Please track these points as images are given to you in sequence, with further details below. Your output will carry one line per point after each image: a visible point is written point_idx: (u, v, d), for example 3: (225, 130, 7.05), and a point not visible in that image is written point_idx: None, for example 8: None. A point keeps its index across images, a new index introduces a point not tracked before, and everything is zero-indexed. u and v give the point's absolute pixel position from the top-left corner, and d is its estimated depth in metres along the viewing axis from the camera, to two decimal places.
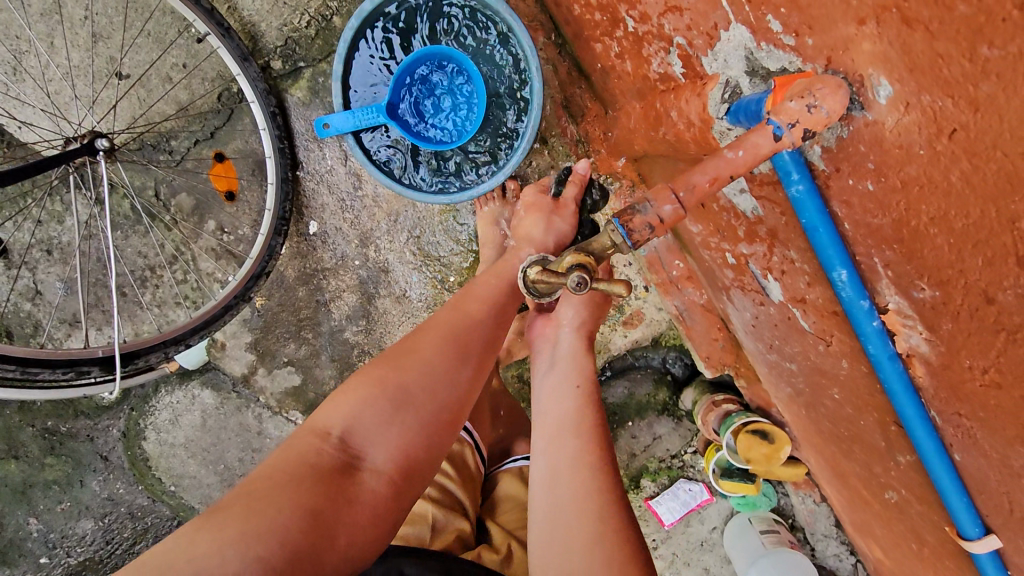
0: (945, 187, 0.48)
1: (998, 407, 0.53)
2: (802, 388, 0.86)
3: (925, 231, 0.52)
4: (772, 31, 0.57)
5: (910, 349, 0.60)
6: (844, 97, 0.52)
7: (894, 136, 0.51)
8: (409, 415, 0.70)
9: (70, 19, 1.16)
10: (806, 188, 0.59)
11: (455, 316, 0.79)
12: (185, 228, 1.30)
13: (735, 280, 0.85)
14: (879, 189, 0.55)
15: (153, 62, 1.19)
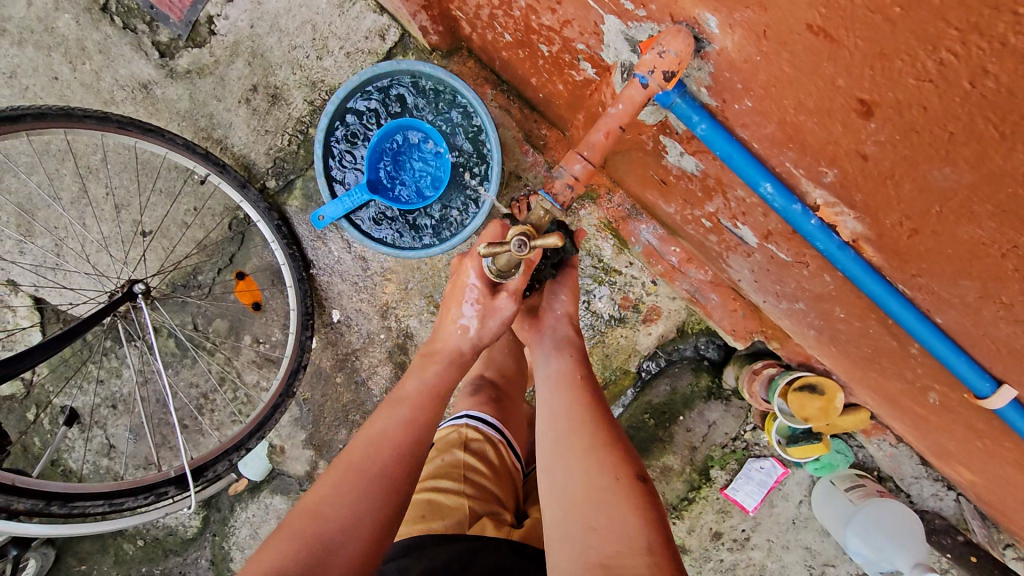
0: (788, 78, 0.55)
1: (929, 251, 0.57)
2: (818, 323, 0.88)
3: (798, 120, 0.58)
4: (628, 10, 0.63)
5: (854, 235, 0.63)
6: (685, 37, 0.58)
7: (738, 55, 0.57)
8: (334, 564, 0.65)
9: (95, 200, 1.35)
10: (709, 125, 0.65)
11: (375, 441, 0.75)
12: (225, 349, 1.42)
13: (721, 243, 0.90)
14: (755, 103, 0.61)
15: (168, 214, 1.35)
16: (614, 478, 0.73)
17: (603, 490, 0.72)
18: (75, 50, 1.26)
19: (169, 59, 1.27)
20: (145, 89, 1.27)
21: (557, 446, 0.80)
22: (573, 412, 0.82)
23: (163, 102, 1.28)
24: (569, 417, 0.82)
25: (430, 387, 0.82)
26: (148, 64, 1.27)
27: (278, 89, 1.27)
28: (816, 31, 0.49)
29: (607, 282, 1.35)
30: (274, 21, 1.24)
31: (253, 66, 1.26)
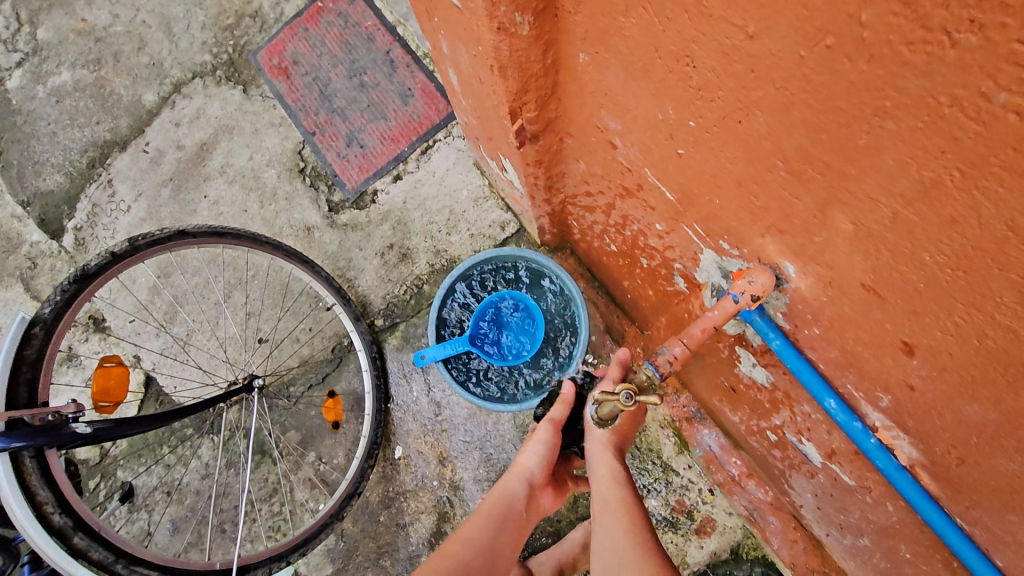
0: (847, 317, 0.59)
1: (983, 486, 0.56)
2: (882, 565, 0.86)
3: (858, 351, 0.60)
4: (724, 248, 0.68)
5: (911, 460, 0.63)
6: (771, 274, 0.63)
7: (811, 296, 0.61)
8: None
9: (234, 305, 1.60)
10: (783, 342, 0.68)
11: (443, 559, 0.82)
12: (288, 461, 1.50)
13: (784, 458, 0.95)
14: (823, 331, 0.64)
15: (287, 329, 1.57)
16: None
17: None
18: (268, 195, 1.63)
19: (334, 213, 1.59)
20: (307, 231, 1.59)
21: None
22: None
23: (318, 243, 1.58)
24: None
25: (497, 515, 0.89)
26: (317, 214, 1.60)
27: (409, 250, 1.54)
28: (869, 289, 0.54)
29: (663, 479, 1.33)
30: (422, 201, 1.56)
31: (396, 230, 1.56)
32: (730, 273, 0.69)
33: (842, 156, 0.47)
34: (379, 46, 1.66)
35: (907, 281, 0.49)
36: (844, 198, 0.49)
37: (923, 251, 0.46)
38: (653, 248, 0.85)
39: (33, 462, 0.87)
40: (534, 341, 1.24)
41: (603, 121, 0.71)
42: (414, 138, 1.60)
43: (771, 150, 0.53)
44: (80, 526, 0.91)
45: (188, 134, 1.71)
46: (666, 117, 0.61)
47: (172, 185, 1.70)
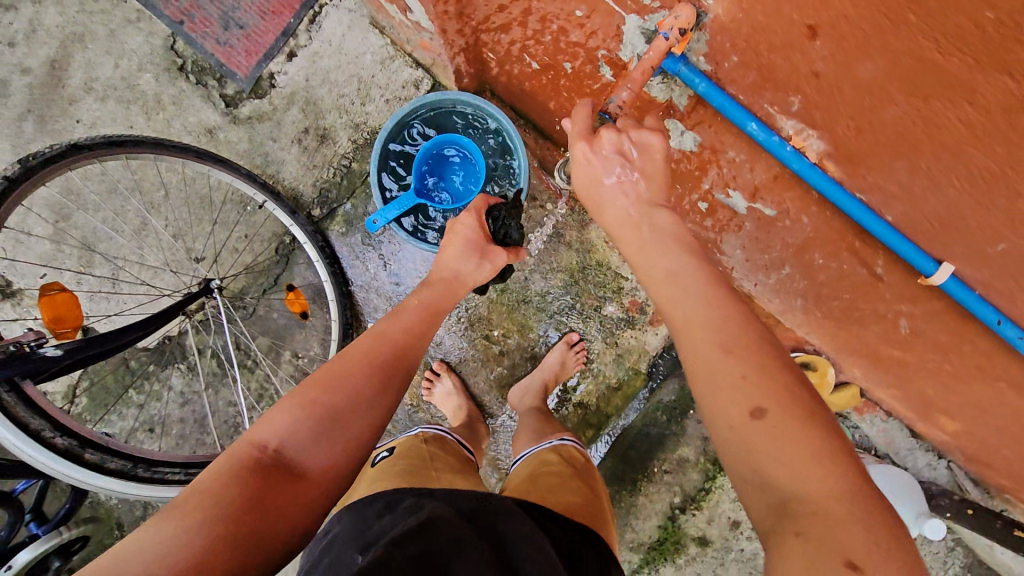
0: (760, 26, 0.74)
1: (876, 145, 0.75)
2: (803, 285, 1.05)
3: (772, 61, 0.76)
4: (646, 4, 0.77)
5: (819, 155, 0.80)
6: (691, 6, 0.73)
7: (729, 20, 0.76)
8: (337, 416, 0.78)
9: (154, 231, 1.50)
10: (707, 84, 0.80)
11: (390, 333, 0.91)
12: (266, 365, 1.52)
13: (715, 226, 1.10)
14: (743, 55, 0.78)
15: (220, 241, 1.50)
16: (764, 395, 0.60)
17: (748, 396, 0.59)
18: (152, 103, 1.48)
19: (233, 108, 1.48)
20: (210, 133, 1.48)
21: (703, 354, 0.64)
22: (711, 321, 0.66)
23: (225, 144, 1.48)
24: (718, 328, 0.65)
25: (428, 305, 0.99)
26: (214, 112, 1.48)
27: (326, 130, 1.49)
28: None
29: (616, 286, 1.47)
30: (325, 76, 1.48)
31: (306, 112, 1.48)
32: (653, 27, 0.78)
33: None
34: None
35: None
36: None
37: None
38: (575, 45, 0.90)
39: (11, 395, 0.82)
40: (478, 180, 1.29)
41: None
42: (297, 7, 1.47)
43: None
44: (85, 442, 0.89)
45: (31, 54, 1.48)
46: None
47: (34, 116, 1.48)
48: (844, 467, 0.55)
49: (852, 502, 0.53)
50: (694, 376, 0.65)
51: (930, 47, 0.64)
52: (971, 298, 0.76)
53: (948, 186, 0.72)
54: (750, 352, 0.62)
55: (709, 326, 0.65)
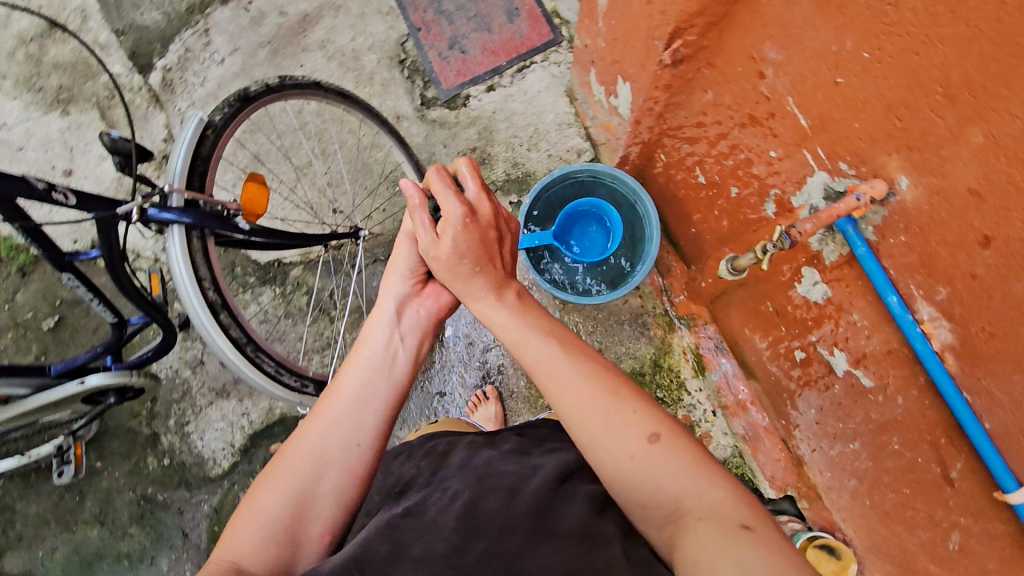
0: (939, 221, 0.74)
1: (1005, 358, 0.73)
2: (865, 467, 1.08)
3: (936, 251, 0.77)
4: (841, 169, 0.84)
5: (942, 346, 0.81)
6: (886, 185, 0.78)
7: (914, 206, 0.77)
8: (291, 521, 0.69)
9: (313, 174, 1.69)
10: (867, 250, 0.84)
11: (330, 401, 0.76)
12: (345, 322, 1.64)
13: (803, 378, 1.16)
14: (908, 237, 0.80)
15: (362, 204, 1.68)
16: (646, 447, 0.64)
17: (645, 457, 0.64)
18: (365, 78, 1.73)
19: (425, 108, 1.71)
20: (397, 118, 1.70)
21: (595, 441, 0.66)
22: (580, 392, 0.68)
23: (405, 132, 1.70)
24: (591, 402, 0.67)
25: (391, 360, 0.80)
26: (409, 105, 1.71)
27: (489, 156, 1.68)
28: (974, 194, 0.69)
29: (677, 396, 1.50)
30: (510, 115, 1.69)
31: (481, 136, 1.69)
32: (838, 190, 0.86)
33: (994, 78, 0.61)
34: None
35: (1011, 181, 0.64)
36: (987, 116, 0.63)
37: None
38: (754, 175, 1.03)
39: (197, 241, 0.99)
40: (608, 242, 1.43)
41: (763, 52, 0.87)
42: (514, 56, 1.71)
43: (932, 79, 0.67)
44: (225, 306, 1.03)
45: (294, 3, 1.78)
46: (841, 48, 0.75)
47: (270, 48, 1.76)
48: (720, 487, 0.61)
49: (738, 502, 0.60)
50: (580, 441, 0.67)
51: None
52: None
53: None
54: (607, 399, 0.67)
55: (576, 404, 0.68)
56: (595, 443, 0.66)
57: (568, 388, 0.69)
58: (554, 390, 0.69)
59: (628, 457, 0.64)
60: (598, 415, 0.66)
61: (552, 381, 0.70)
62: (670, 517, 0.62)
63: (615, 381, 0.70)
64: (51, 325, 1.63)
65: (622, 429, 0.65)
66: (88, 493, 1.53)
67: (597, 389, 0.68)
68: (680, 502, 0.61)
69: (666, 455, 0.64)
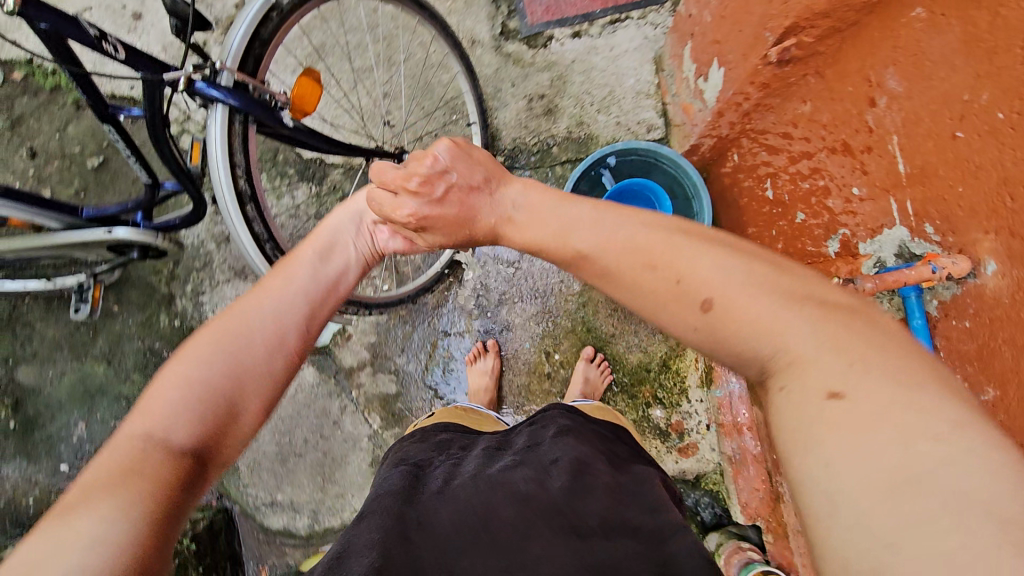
0: (1016, 319, 0.67)
1: None
2: None
3: (999, 348, 0.70)
4: (924, 230, 0.78)
5: None
6: (969, 264, 0.71)
7: (993, 294, 0.70)
8: (220, 392, 0.65)
9: (373, 80, 1.62)
10: (923, 324, 0.79)
11: (270, 288, 0.75)
12: None
13: None
14: (974, 324, 0.74)
15: (416, 124, 1.61)
16: (707, 316, 0.52)
17: (710, 324, 0.52)
18: None
19: (504, 39, 1.61)
20: (471, 43, 1.61)
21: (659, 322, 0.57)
22: (615, 286, 0.60)
23: (476, 59, 1.61)
24: (631, 285, 0.58)
25: (333, 262, 0.81)
26: (487, 31, 1.61)
27: (555, 108, 1.59)
28: None
29: (676, 401, 1.47)
30: (589, 69, 1.58)
31: (553, 83, 1.59)
32: (915, 253, 0.80)
33: None
34: None
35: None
36: None
37: None
38: (826, 208, 0.94)
39: (239, 127, 0.96)
40: None
41: (882, 77, 0.79)
42: (610, 5, 1.57)
43: None
44: (253, 199, 1.01)
45: None
46: (974, 100, 0.67)
47: None
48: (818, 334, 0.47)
49: (853, 347, 0.45)
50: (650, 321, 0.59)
51: None
52: None
53: None
54: (642, 270, 0.57)
55: (622, 290, 0.59)
56: (659, 319, 0.57)
57: (606, 274, 0.60)
58: (600, 284, 0.62)
59: (693, 331, 0.54)
60: (641, 298, 0.57)
61: (592, 277, 0.62)
62: (760, 368, 0.50)
63: (648, 239, 0.58)
64: (94, 164, 1.65)
65: (671, 301, 0.55)
66: (100, 333, 1.60)
67: (652, 245, 0.58)
68: (771, 358, 0.49)
69: (750, 300, 0.51)
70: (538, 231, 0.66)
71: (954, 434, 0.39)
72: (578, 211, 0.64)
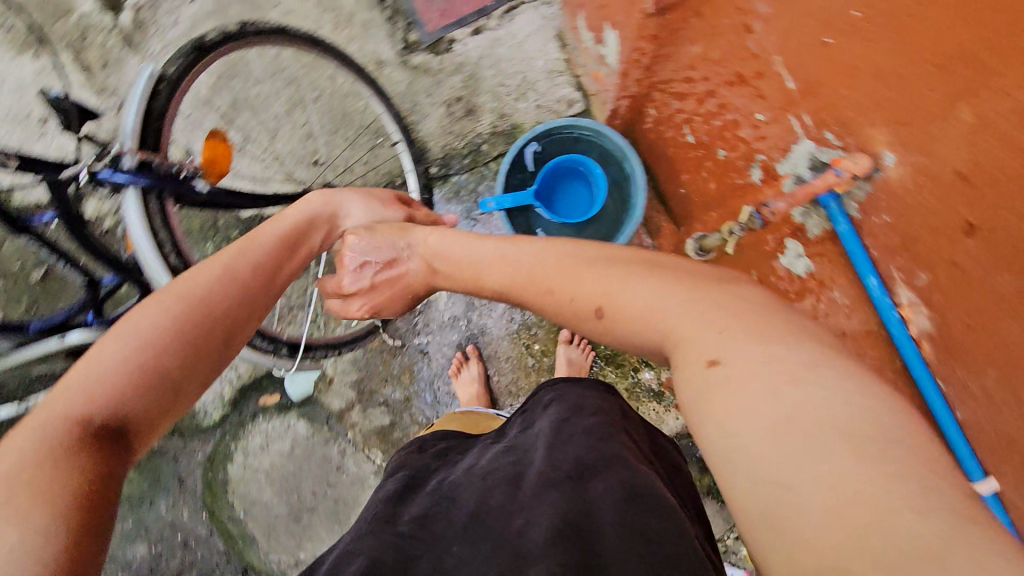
0: (921, 205, 0.70)
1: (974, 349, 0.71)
2: None
3: (919, 234, 0.72)
4: (828, 139, 0.78)
5: (920, 333, 0.78)
6: (868, 161, 0.74)
7: (899, 185, 0.72)
8: (171, 369, 0.68)
9: (292, 123, 1.60)
10: (848, 229, 0.80)
11: (232, 265, 0.80)
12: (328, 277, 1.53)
13: None
14: (893, 219, 0.75)
15: (345, 156, 1.62)
16: (608, 319, 0.62)
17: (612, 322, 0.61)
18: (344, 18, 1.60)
19: (408, 52, 1.60)
20: (377, 64, 1.60)
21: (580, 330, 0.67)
22: (539, 306, 0.72)
23: (387, 79, 1.60)
24: (549, 303, 0.70)
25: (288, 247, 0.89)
26: (390, 48, 1.60)
27: (474, 107, 1.60)
28: (961, 178, 0.64)
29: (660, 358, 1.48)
30: (497, 61, 1.58)
31: (466, 84, 1.60)
32: (824, 161, 0.80)
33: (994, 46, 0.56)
34: None
35: (1000, 163, 0.59)
36: (981, 92, 0.59)
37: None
38: (741, 139, 0.96)
39: (155, 204, 0.96)
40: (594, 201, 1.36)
41: (753, 5, 0.80)
42: None
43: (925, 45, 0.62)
44: (188, 270, 1.01)
45: None
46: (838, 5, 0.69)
47: None
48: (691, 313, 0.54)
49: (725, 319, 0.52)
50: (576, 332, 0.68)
51: None
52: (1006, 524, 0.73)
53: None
54: (553, 289, 0.69)
55: (545, 308, 0.71)
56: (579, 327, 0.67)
57: (532, 298, 0.72)
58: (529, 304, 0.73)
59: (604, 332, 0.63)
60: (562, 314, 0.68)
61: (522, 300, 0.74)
62: (664, 353, 0.56)
63: (555, 260, 0.71)
64: (39, 276, 1.63)
65: (579, 310, 0.66)
66: None
67: (549, 273, 0.71)
68: (664, 338, 0.56)
69: (637, 295, 0.60)
70: (458, 274, 0.86)
71: (810, 375, 0.45)
72: (505, 247, 0.79)
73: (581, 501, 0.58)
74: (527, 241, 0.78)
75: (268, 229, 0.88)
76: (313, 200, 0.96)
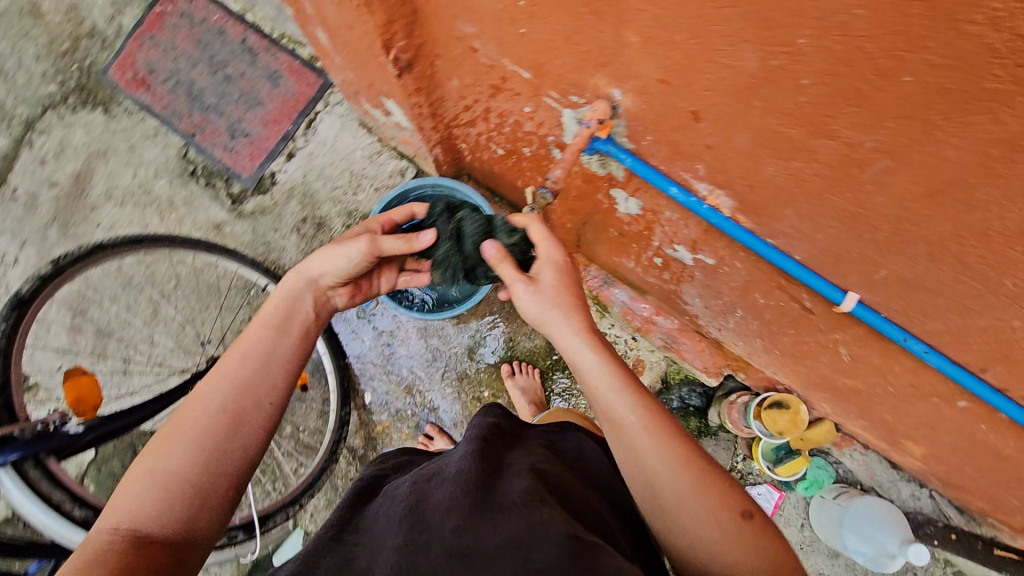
0: (659, 111, 0.81)
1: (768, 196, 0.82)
2: (756, 328, 1.14)
3: (675, 136, 0.83)
4: (575, 102, 0.89)
5: (732, 211, 0.89)
6: (604, 103, 0.85)
7: (638, 108, 0.83)
8: (196, 479, 0.68)
9: (164, 320, 1.59)
10: (633, 160, 0.91)
11: (236, 358, 0.77)
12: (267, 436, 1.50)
13: (673, 278, 1.20)
14: (655, 134, 0.86)
15: (229, 323, 1.61)
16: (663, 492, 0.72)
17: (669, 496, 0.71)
18: (165, 205, 1.64)
19: (239, 204, 1.65)
20: (217, 228, 1.64)
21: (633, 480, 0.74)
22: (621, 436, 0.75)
23: (231, 236, 1.63)
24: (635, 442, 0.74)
25: (294, 313, 0.85)
26: (221, 209, 1.65)
27: (322, 219, 1.65)
28: (665, 83, 0.76)
29: None
30: (320, 171, 1.66)
31: (304, 204, 1.65)
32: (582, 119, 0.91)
33: None
34: (232, 36, 1.70)
35: (677, 61, 0.72)
36: (629, 17, 0.70)
37: (676, 32, 0.68)
38: (530, 133, 1.05)
39: (38, 470, 0.96)
40: None
41: (461, 31, 0.90)
42: (295, 116, 1.68)
43: (575, 4, 0.73)
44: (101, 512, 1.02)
45: (58, 169, 1.63)
46: (506, 5, 0.79)
47: (57, 224, 1.60)
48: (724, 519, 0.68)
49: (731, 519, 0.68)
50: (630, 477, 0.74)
51: (775, 123, 0.72)
52: (881, 323, 0.86)
53: (829, 224, 0.80)
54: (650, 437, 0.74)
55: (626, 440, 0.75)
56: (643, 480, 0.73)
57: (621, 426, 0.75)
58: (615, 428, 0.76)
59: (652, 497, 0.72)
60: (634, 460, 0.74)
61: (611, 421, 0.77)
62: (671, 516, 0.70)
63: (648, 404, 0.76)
64: None
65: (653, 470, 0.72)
66: None
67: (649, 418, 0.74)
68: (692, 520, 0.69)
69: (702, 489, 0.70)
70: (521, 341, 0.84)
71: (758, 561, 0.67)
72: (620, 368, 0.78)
73: (531, 523, 0.59)
74: (589, 332, 0.81)
75: (267, 309, 0.84)
76: (297, 289, 0.87)
